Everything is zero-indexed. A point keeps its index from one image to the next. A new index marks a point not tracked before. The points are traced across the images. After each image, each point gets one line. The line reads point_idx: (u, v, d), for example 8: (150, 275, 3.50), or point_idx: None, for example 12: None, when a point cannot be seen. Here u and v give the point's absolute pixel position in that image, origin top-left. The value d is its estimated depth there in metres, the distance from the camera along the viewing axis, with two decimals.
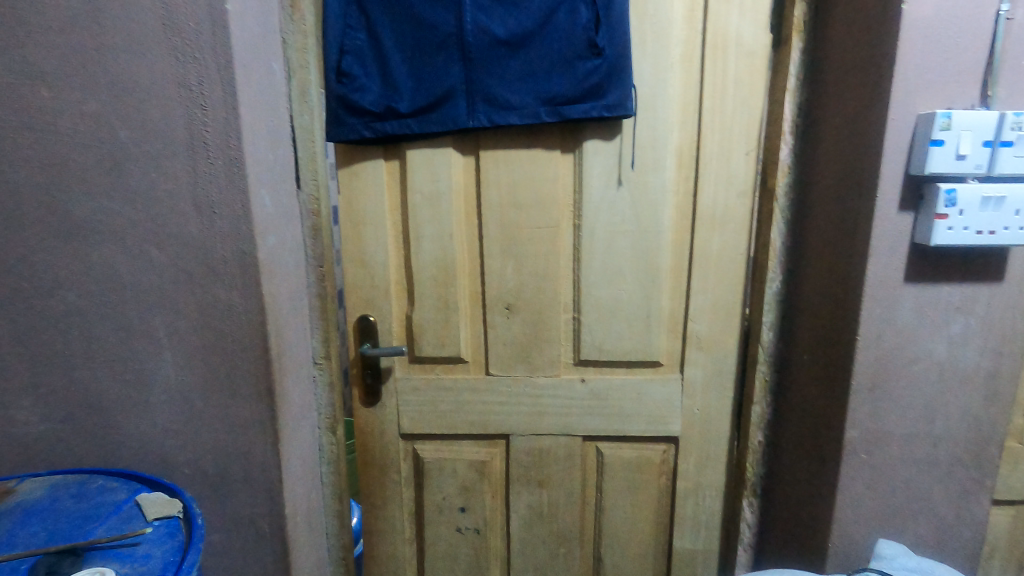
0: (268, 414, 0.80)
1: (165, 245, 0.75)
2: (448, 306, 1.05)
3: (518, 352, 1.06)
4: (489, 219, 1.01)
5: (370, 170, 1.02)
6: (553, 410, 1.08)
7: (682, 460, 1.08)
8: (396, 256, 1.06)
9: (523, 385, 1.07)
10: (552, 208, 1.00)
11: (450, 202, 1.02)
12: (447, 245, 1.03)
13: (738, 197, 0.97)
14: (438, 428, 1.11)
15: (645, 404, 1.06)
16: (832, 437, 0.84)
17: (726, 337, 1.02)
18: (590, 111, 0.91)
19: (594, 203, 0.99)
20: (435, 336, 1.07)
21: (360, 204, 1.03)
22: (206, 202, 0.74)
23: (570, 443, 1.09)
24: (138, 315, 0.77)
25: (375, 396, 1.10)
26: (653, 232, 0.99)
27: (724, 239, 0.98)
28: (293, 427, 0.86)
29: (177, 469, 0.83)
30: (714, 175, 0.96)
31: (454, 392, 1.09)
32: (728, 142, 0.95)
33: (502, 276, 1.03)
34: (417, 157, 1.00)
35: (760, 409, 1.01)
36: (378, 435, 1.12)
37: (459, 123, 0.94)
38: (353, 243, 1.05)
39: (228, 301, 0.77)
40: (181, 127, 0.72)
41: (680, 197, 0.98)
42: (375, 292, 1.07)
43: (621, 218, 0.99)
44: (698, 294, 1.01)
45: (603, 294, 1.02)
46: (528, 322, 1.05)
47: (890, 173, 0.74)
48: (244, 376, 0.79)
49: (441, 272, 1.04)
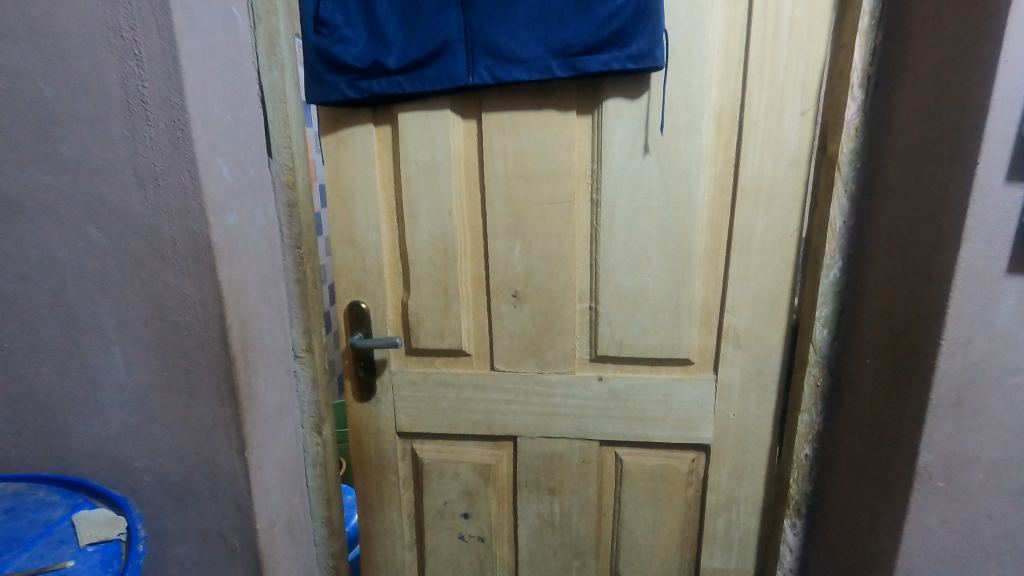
0: (233, 418, 0.70)
1: (106, 224, 0.65)
2: (447, 293, 0.94)
3: (527, 345, 0.94)
4: (493, 195, 0.88)
5: (358, 137, 0.90)
6: (565, 411, 0.96)
7: (714, 470, 0.94)
8: (389, 236, 0.94)
9: (532, 383, 0.95)
10: (565, 181, 0.86)
11: (448, 174, 0.89)
12: (446, 224, 0.91)
13: (790, 166, 0.80)
14: (438, 427, 1.00)
15: (671, 407, 0.93)
16: (899, 459, 0.69)
17: (769, 333, 0.87)
18: (611, 63, 0.76)
19: (613, 175, 0.84)
20: (434, 326, 0.96)
21: (349, 176, 0.92)
22: (148, 173, 0.63)
23: (584, 448, 0.97)
24: (82, 304, 0.67)
25: (369, 390, 1.00)
26: (685, 209, 0.84)
27: (771, 218, 0.82)
28: (264, 429, 0.76)
29: (135, 477, 0.73)
30: (761, 140, 0.80)
31: (454, 389, 0.98)
32: (779, 100, 0.78)
33: (508, 259, 0.91)
34: (410, 122, 0.88)
35: (808, 419, 0.85)
36: (375, 432, 1.03)
37: (456, 81, 0.81)
38: (341, 220, 0.94)
39: (180, 288, 0.66)
40: (115, 84, 0.61)
41: (719, 167, 0.83)
42: (367, 276, 0.95)
43: (646, 193, 0.84)
44: (738, 282, 0.86)
45: (624, 281, 0.88)
46: (537, 311, 0.92)
47: (997, 133, 0.57)
48: (204, 375, 0.69)
49: (440, 255, 0.92)
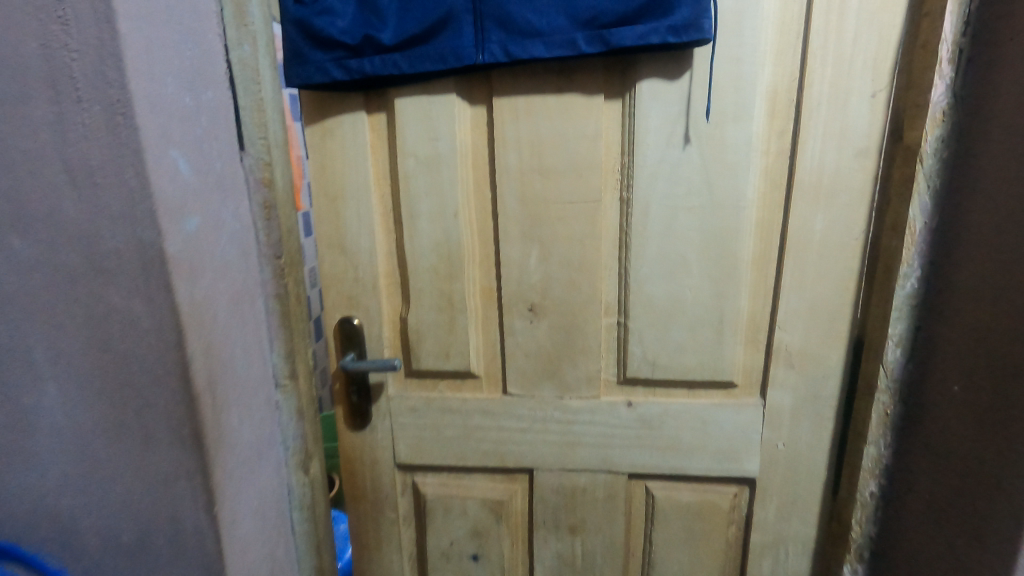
0: (198, 466, 0.58)
1: (32, 233, 0.52)
2: (453, 307, 0.81)
3: (544, 366, 0.82)
4: (505, 194, 0.76)
5: (348, 127, 0.77)
6: (588, 440, 0.84)
7: (760, 507, 0.82)
8: (385, 242, 0.82)
9: (551, 409, 0.83)
10: (590, 177, 0.74)
11: (453, 170, 0.76)
12: (451, 228, 0.78)
13: (856, 157, 0.68)
14: (443, 459, 0.88)
15: (710, 436, 0.81)
16: (999, 508, 0.56)
17: (826, 351, 0.75)
18: (650, 35, 0.64)
19: (647, 170, 0.72)
20: (437, 344, 0.83)
21: (338, 172, 0.79)
22: (82, 168, 0.50)
23: (609, 482, 0.85)
24: (6, 331, 0.55)
25: (363, 417, 0.88)
26: (731, 208, 0.72)
27: (832, 218, 0.71)
28: (238, 476, 0.63)
29: (80, 537, 0.61)
30: (822, 127, 0.68)
31: (461, 416, 0.86)
32: (844, 80, 0.66)
33: (523, 267, 0.78)
34: (409, 109, 0.75)
35: (875, 451, 0.74)
36: (370, 464, 0.91)
37: (463, 59, 0.68)
38: (329, 224, 0.81)
39: (127, 311, 0.53)
40: (37, 55, 0.48)
41: (771, 159, 0.71)
42: (359, 287, 0.83)
43: (685, 189, 0.72)
44: (791, 293, 0.74)
45: (658, 292, 0.76)
46: (557, 327, 0.80)
47: None
48: (160, 415, 0.56)
49: (444, 263, 0.80)
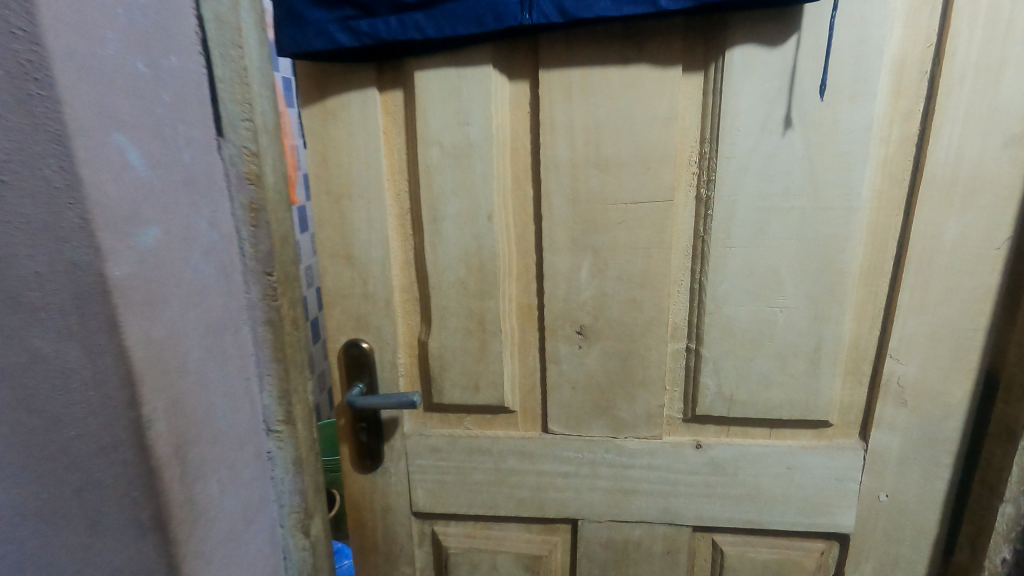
0: (162, 560, 0.43)
1: None
2: (484, 330, 0.67)
3: (595, 401, 0.68)
4: (552, 192, 0.61)
5: (356, 108, 0.62)
6: (646, 488, 0.70)
7: (852, 567, 0.69)
8: (402, 250, 0.67)
9: (601, 451, 0.69)
10: (661, 171, 0.59)
11: (487, 162, 0.61)
12: (483, 233, 0.63)
13: (1005, 147, 0.54)
14: (469, 507, 0.74)
15: (796, 485, 0.67)
16: None
17: (948, 386, 0.61)
18: None
19: (735, 162, 0.57)
20: (464, 374, 0.69)
21: (343, 165, 0.64)
22: None
23: (670, 536, 0.71)
24: None
25: (374, 459, 0.73)
26: (838, 211, 0.57)
27: (968, 224, 0.56)
28: (217, 561, 0.49)
29: None
30: (964, 108, 0.53)
31: (492, 458, 0.71)
32: (999, 47, 0.52)
33: (572, 283, 0.64)
34: (433, 86, 0.60)
35: (1013, 510, 0.62)
36: (382, 511, 0.76)
37: (505, 19, 0.53)
38: (333, 228, 0.66)
39: (57, 359, 0.39)
40: None
41: (892, 149, 0.56)
42: (370, 305, 0.68)
43: (782, 187, 0.57)
44: (909, 316, 0.59)
45: (741, 313, 0.62)
46: (612, 355, 0.66)
47: None
48: (108, 497, 0.42)
49: (474, 277, 0.65)
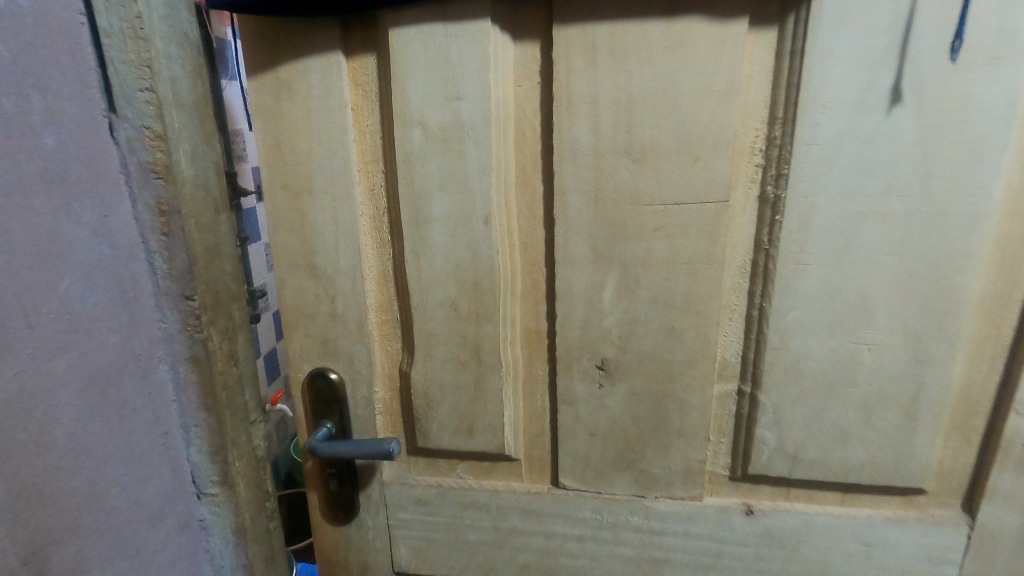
0: None
1: None
2: (480, 362, 0.53)
3: (619, 452, 0.54)
4: (568, 189, 0.47)
5: (315, 78, 0.48)
6: (681, 559, 0.56)
7: None
8: (378, 261, 0.53)
9: (625, 513, 0.55)
10: (713, 163, 0.44)
11: (484, 148, 0.47)
12: (479, 241, 0.49)
13: None
14: (462, 571, 0.61)
15: (876, 565, 0.52)
16: None
17: None
18: None
19: (818, 150, 0.42)
20: (456, 415, 0.55)
21: (300, 152, 0.50)
22: None
23: None
24: None
25: (347, 511, 0.61)
26: (958, 218, 0.42)
27: None
28: None
29: None
30: None
31: (489, 515, 0.58)
32: None
33: (593, 306, 0.49)
34: (413, 48, 0.45)
35: None
36: (359, 570, 0.63)
37: None
38: (290, 232, 0.52)
39: None
40: None
41: None
42: (339, 328, 0.55)
43: (882, 185, 0.42)
44: None
45: (815, 350, 0.47)
46: (642, 397, 0.51)
47: None
48: None
49: (467, 296, 0.51)
